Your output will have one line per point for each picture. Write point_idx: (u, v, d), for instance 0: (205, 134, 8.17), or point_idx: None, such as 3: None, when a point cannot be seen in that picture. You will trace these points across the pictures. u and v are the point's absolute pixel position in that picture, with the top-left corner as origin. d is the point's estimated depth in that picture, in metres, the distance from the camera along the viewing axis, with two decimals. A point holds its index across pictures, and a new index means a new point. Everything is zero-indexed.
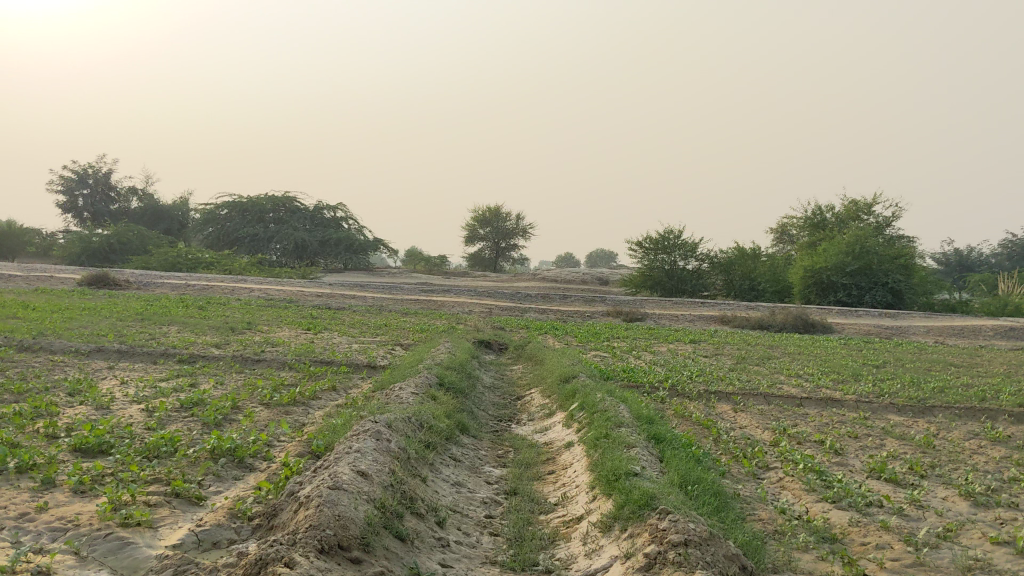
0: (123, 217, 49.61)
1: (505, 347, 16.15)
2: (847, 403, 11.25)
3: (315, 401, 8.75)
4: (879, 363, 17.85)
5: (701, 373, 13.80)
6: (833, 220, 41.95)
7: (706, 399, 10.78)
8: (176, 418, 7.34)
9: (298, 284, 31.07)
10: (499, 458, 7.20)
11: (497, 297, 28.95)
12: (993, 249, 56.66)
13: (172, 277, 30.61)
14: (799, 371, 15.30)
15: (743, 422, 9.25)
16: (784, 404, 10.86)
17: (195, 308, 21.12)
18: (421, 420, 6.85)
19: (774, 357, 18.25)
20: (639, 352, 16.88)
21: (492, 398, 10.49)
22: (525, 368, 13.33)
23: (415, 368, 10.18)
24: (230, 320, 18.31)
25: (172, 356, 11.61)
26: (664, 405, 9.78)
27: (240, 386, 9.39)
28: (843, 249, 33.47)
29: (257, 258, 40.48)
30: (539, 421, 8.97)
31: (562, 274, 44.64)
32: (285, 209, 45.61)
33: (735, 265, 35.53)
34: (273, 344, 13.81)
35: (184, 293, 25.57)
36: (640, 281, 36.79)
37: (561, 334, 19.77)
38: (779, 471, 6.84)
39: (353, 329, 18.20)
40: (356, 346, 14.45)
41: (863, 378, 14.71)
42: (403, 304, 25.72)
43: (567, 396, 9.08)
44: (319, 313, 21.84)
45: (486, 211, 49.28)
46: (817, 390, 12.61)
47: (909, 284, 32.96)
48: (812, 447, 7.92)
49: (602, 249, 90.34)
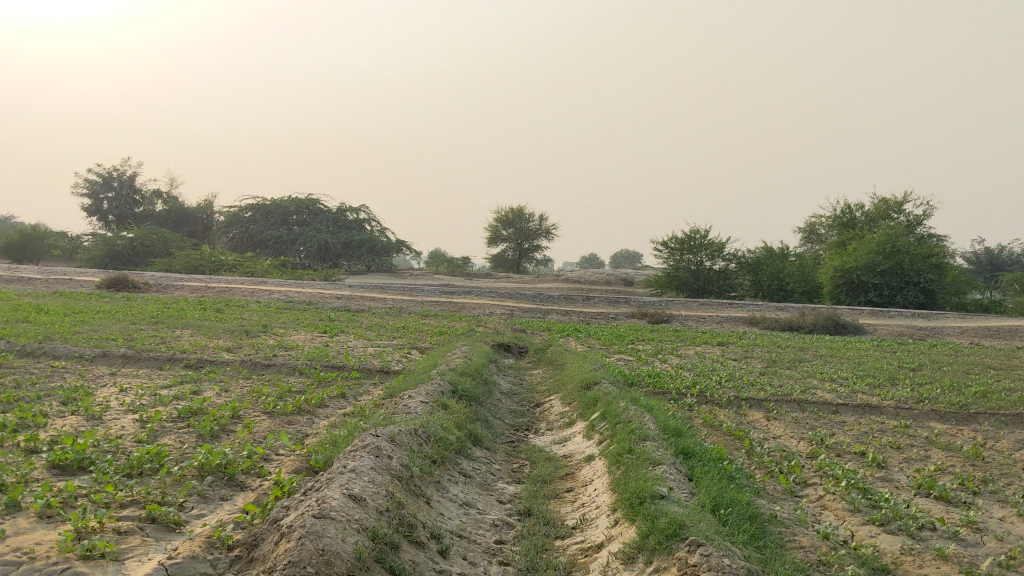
0: (147, 219, 49.51)
1: (525, 350, 15.64)
2: (886, 409, 10.62)
3: (321, 410, 8.26)
4: (914, 366, 17.15)
5: (729, 377, 13.21)
6: (862, 219, 41.14)
7: (736, 406, 10.22)
8: (169, 430, 6.86)
9: (318, 286, 30.68)
10: (514, 473, 6.69)
11: (519, 299, 28.44)
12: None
13: (193, 279, 30.33)
14: (832, 375, 14.66)
15: (777, 432, 8.69)
16: (818, 411, 10.26)
17: (212, 311, 20.75)
18: (429, 433, 6.35)
19: (806, 360, 17.60)
20: (665, 355, 16.31)
21: (510, 405, 9.97)
22: (545, 373, 12.79)
23: (428, 374, 9.68)
24: (245, 323, 17.92)
25: (178, 361, 11.18)
26: (691, 414, 9.21)
27: (245, 393, 8.91)
28: (873, 248, 32.75)
29: (279, 260, 40.23)
30: (558, 430, 8.45)
31: (586, 275, 44.09)
32: (308, 211, 45.35)
33: (763, 265, 34.74)
34: (285, 348, 13.36)
35: (202, 295, 25.25)
36: (666, 281, 36.21)
37: (584, 336, 19.22)
38: (818, 489, 6.29)
39: (370, 332, 17.74)
40: (371, 350, 13.98)
41: (900, 382, 14.06)
42: (423, 306, 25.25)
43: (588, 404, 8.55)
44: (337, 315, 21.42)
45: (509, 212, 48.83)
46: (852, 396, 11.99)
47: (941, 284, 32.14)
48: (853, 459, 7.34)
49: (627, 251, 89.85)
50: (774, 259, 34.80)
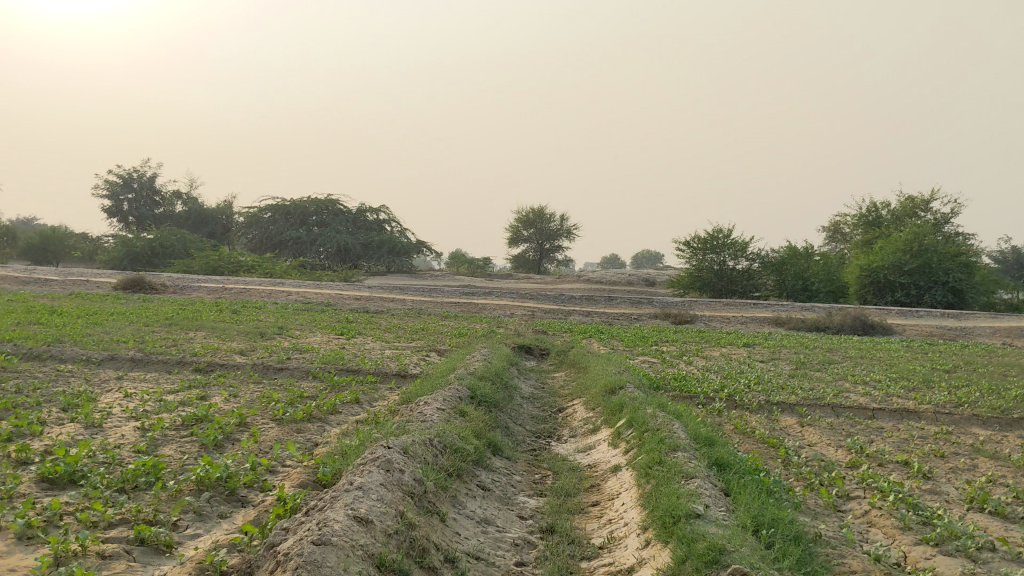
0: (167, 221, 49.47)
1: (547, 353, 15.26)
2: (925, 414, 10.13)
3: (333, 416, 7.88)
4: (948, 367, 16.62)
5: (758, 380, 12.74)
6: (888, 218, 40.47)
7: (767, 411, 9.77)
8: (171, 439, 6.50)
9: (337, 287, 30.40)
10: (536, 485, 6.28)
11: (540, 299, 28.05)
12: None
13: (212, 280, 30.13)
14: (864, 377, 14.17)
15: (813, 439, 8.23)
16: (854, 416, 9.79)
17: (228, 312, 20.49)
18: (445, 442, 5.94)
19: (835, 361, 17.12)
20: (690, 357, 15.86)
21: (531, 410, 9.57)
22: (568, 376, 12.37)
23: (445, 379, 9.29)
24: (261, 324, 17.63)
25: (189, 365, 10.87)
26: (721, 420, 8.78)
27: (255, 399, 8.56)
28: (900, 246, 32.15)
29: (298, 262, 40.03)
30: (581, 438, 8.03)
31: (608, 275, 43.66)
32: (328, 212, 45.10)
33: (787, 265, 34.17)
34: (300, 351, 13.02)
35: (220, 296, 25.03)
36: (689, 282, 35.72)
37: (606, 338, 18.80)
38: (864, 504, 5.83)
39: (389, 334, 17.41)
40: (389, 352, 13.62)
41: (935, 384, 13.57)
42: (442, 307, 24.88)
43: (614, 410, 8.11)
44: (356, 317, 21.13)
45: (530, 212, 48.43)
46: (887, 399, 11.50)
47: (970, 283, 31.47)
48: (897, 470, 6.87)
49: (647, 251, 89.40)
50: (798, 258, 34.16)
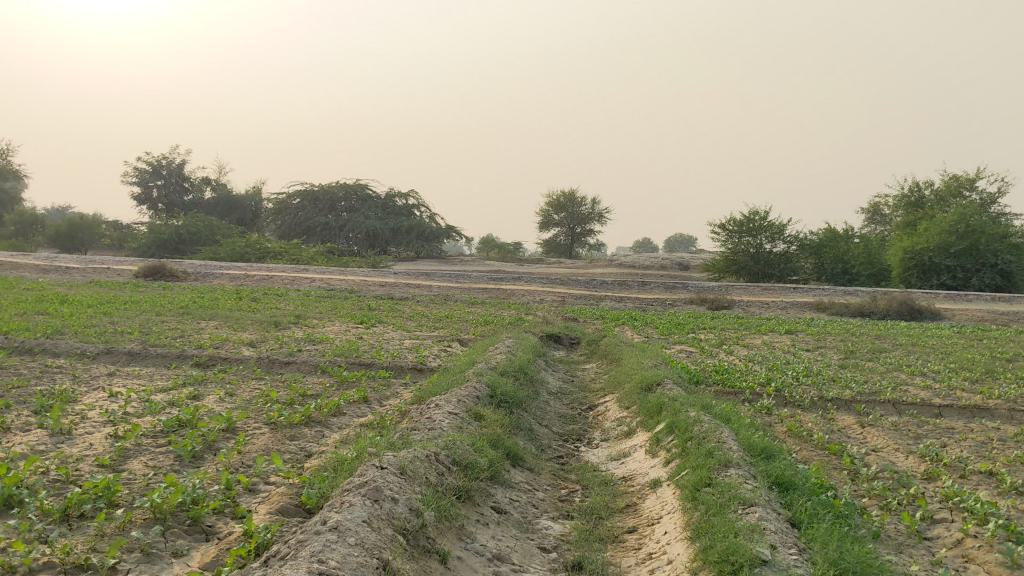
0: (196, 207, 48.94)
1: (577, 342, 14.35)
2: (999, 412, 9.10)
3: (335, 419, 7.01)
4: (1009, 356, 15.50)
5: (807, 373, 11.73)
6: (932, 198, 39.03)
7: (821, 409, 8.82)
8: (143, 451, 5.68)
9: (362, 273, 29.66)
10: (561, 504, 5.39)
11: (571, 285, 27.08)
12: None
13: (235, 267, 29.44)
14: (921, 368, 13.11)
15: (878, 444, 7.27)
16: (918, 415, 8.82)
17: (247, 300, 19.72)
18: (455, 457, 5.06)
19: (887, 350, 16.04)
20: (731, 346, 14.87)
21: (559, 408, 8.69)
22: (600, 368, 11.42)
23: (462, 374, 8.41)
24: (278, 313, 16.87)
25: (189, 359, 10.06)
26: (771, 422, 7.83)
27: (252, 399, 7.70)
28: (947, 228, 30.67)
29: (326, 248, 39.31)
30: (615, 443, 7.12)
31: (642, 259, 42.50)
32: (357, 197, 44.29)
33: (826, 248, 33.03)
34: (313, 342, 12.17)
35: (241, 284, 24.31)
36: (724, 265, 34.50)
37: (640, 325, 17.87)
38: (955, 529, 4.87)
39: (411, 322, 16.54)
40: (408, 343, 12.75)
41: (1000, 375, 12.52)
42: (470, 294, 24.02)
43: (652, 411, 7.19)
44: (379, 304, 20.32)
45: (561, 196, 47.40)
46: (951, 394, 10.48)
47: (1020, 266, 30.04)
48: (984, 483, 5.89)
49: (681, 235, 88.51)
50: (838, 241, 32.96)
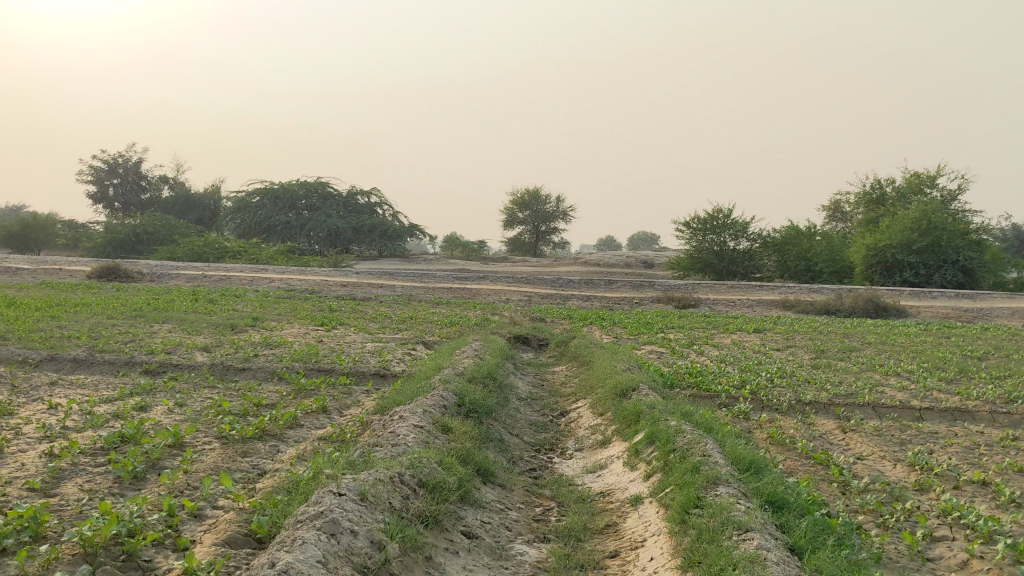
0: (153, 207, 47.94)
1: (545, 343, 13.95)
2: (980, 415, 8.84)
3: (291, 433, 6.56)
4: (979, 354, 15.35)
5: (780, 374, 11.43)
6: (893, 194, 39.13)
7: (800, 413, 8.51)
8: (79, 471, 5.19)
9: (323, 273, 29.08)
10: (535, 525, 5.00)
11: (537, 284, 26.71)
12: None
13: (191, 267, 28.73)
14: (895, 367, 12.88)
15: (863, 452, 6.97)
16: (900, 419, 8.53)
17: (204, 302, 19.09)
18: (421, 478, 4.65)
19: (857, 349, 15.82)
20: (701, 346, 14.58)
21: (529, 415, 8.29)
22: (570, 372, 11.02)
23: (427, 381, 7.98)
24: (236, 315, 16.31)
25: (138, 366, 9.52)
26: (751, 428, 7.49)
27: (202, 410, 7.21)
28: (909, 224, 30.52)
29: (286, 247, 38.63)
30: (590, 454, 6.73)
31: (606, 257, 42.19)
32: (318, 195, 43.60)
33: (789, 245, 33.10)
34: (270, 347, 11.66)
35: (199, 285, 23.64)
36: (689, 263, 34.28)
37: (608, 325, 17.54)
38: (959, 549, 4.54)
39: (373, 324, 16.05)
40: (370, 346, 12.26)
41: (973, 374, 12.34)
42: (433, 294, 23.59)
43: (628, 419, 6.83)
44: (340, 305, 19.79)
45: (525, 194, 47.03)
46: (928, 395, 10.23)
47: (981, 261, 30.28)
48: (981, 496, 5.59)
49: (644, 232, 88.67)
50: (801, 238, 33.07)
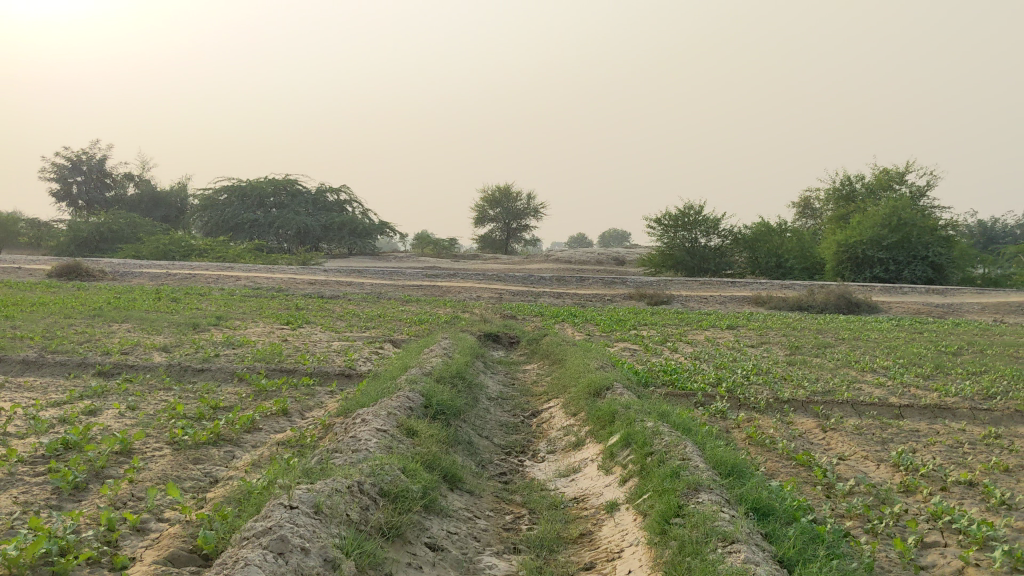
0: (119, 204, 47.11)
1: (517, 342, 13.63)
2: (961, 412, 8.66)
3: (248, 437, 6.22)
4: (953, 350, 15.22)
5: (756, 371, 11.20)
6: (863, 191, 39.21)
7: (778, 411, 8.29)
8: (15, 482, 4.82)
9: (291, 271, 28.61)
10: (506, 534, 4.70)
11: (508, 281, 26.42)
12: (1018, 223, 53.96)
13: (155, 265, 28.14)
14: (870, 364, 12.73)
15: (844, 451, 6.74)
16: (879, 417, 8.33)
17: (166, 301, 18.61)
18: (383, 485, 4.34)
19: (831, 345, 15.68)
20: (674, 343, 14.35)
21: (499, 415, 8.00)
22: (542, 370, 10.72)
23: (393, 381, 7.67)
24: (199, 314, 15.88)
25: (91, 368, 9.11)
26: (729, 428, 7.24)
27: (155, 414, 6.84)
28: (879, 220, 30.52)
29: (254, 245, 38.10)
30: (563, 456, 6.46)
31: (577, 254, 41.92)
32: (286, 193, 43.02)
33: (759, 242, 32.96)
34: (231, 346, 11.26)
35: (162, 283, 23.12)
36: (660, 260, 34.13)
37: (580, 322, 17.29)
38: (952, 556, 4.30)
39: (340, 322, 15.67)
40: (336, 345, 11.91)
41: (949, 370, 12.21)
42: (403, 291, 23.23)
43: (603, 419, 6.55)
44: (306, 303, 19.38)
45: (496, 191, 46.74)
46: (905, 392, 10.04)
47: (950, 257, 30.39)
48: (969, 498, 5.37)
49: (616, 230, 88.60)
50: (771, 235, 32.99)
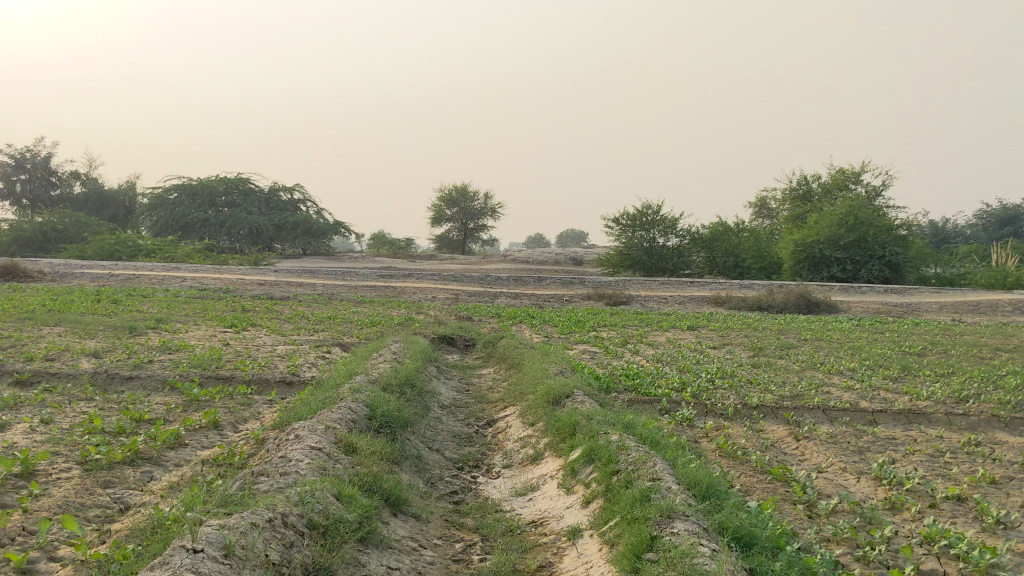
0: (65, 204, 45.76)
1: (471, 344, 13.09)
2: (936, 417, 8.28)
3: (171, 455, 5.61)
4: (917, 351, 14.95)
5: (721, 375, 10.76)
6: (819, 190, 39.21)
7: (747, 419, 7.83)
8: None
9: (241, 271, 27.77)
10: (454, 568, 4.15)
11: (465, 282, 25.86)
12: (968, 222, 54.46)
13: (98, 266, 27.13)
14: (836, 365, 12.38)
15: (821, 463, 6.29)
16: (852, 423, 7.92)
17: (106, 303, 17.78)
18: (312, 518, 3.77)
19: (794, 345, 15.32)
20: (636, 345, 13.91)
21: (451, 425, 7.46)
22: (498, 375, 10.19)
23: (336, 390, 7.09)
24: (138, 317, 15.11)
25: (8, 377, 8.39)
26: (697, 438, 6.76)
27: (68, 429, 6.18)
28: (836, 220, 30.35)
29: (204, 245, 37.11)
30: (519, 472, 5.93)
31: (535, 253, 42.10)
32: (238, 191, 41.97)
33: (717, 241, 32.82)
34: (167, 352, 10.58)
35: (104, 285, 22.21)
36: (618, 260, 33.78)
37: (538, 323, 16.80)
38: None
39: (288, 325, 15.00)
40: (281, 350, 11.27)
41: (916, 372, 11.89)
42: (357, 293, 22.55)
43: (563, 431, 6.04)
44: (254, 305, 18.66)
45: (453, 190, 46.13)
46: (875, 396, 9.67)
47: (906, 257, 30.40)
48: (961, 518, 4.92)
49: (572, 231, 88.31)
50: (728, 234, 32.76)
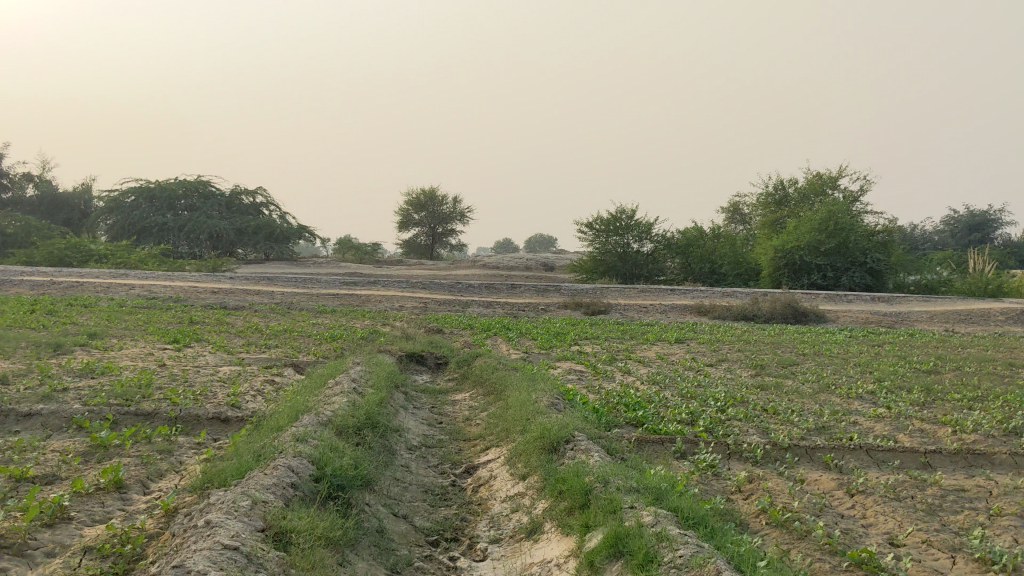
0: (16, 207, 43.63)
1: (444, 363, 11.65)
2: (1001, 458, 6.96)
3: (44, 538, 4.12)
4: (927, 368, 13.65)
5: (732, 401, 9.39)
6: (796, 194, 38.11)
7: (779, 464, 6.45)
8: None
9: (195, 278, 26.10)
10: None
11: (433, 289, 24.41)
12: (938, 228, 53.72)
13: (39, 273, 25.28)
14: (854, 386, 11.07)
15: (898, 532, 4.91)
16: (905, 468, 6.56)
17: (39, 314, 16.07)
18: None
19: (796, 361, 14.02)
20: (626, 364, 12.51)
21: (421, 475, 6.01)
22: (475, 404, 8.75)
23: (275, 436, 5.63)
24: (70, 331, 13.46)
25: None
26: (731, 497, 5.38)
27: None
28: (816, 226, 29.16)
29: (161, 250, 35.17)
30: (513, 554, 4.49)
31: (505, 259, 40.70)
32: (198, 195, 39.98)
33: (693, 247, 31.60)
34: (89, 377, 8.99)
35: (43, 293, 20.48)
36: (591, 266, 32.44)
37: (514, 337, 15.37)
38: None
39: (237, 340, 13.48)
40: (225, 372, 9.78)
41: (943, 395, 10.63)
42: (318, 301, 21.01)
43: (570, 497, 4.64)
44: (205, 316, 17.06)
45: (421, 194, 44.65)
46: (914, 429, 8.36)
47: (888, 264, 29.18)
48: None
49: (541, 237, 86.97)
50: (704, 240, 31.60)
